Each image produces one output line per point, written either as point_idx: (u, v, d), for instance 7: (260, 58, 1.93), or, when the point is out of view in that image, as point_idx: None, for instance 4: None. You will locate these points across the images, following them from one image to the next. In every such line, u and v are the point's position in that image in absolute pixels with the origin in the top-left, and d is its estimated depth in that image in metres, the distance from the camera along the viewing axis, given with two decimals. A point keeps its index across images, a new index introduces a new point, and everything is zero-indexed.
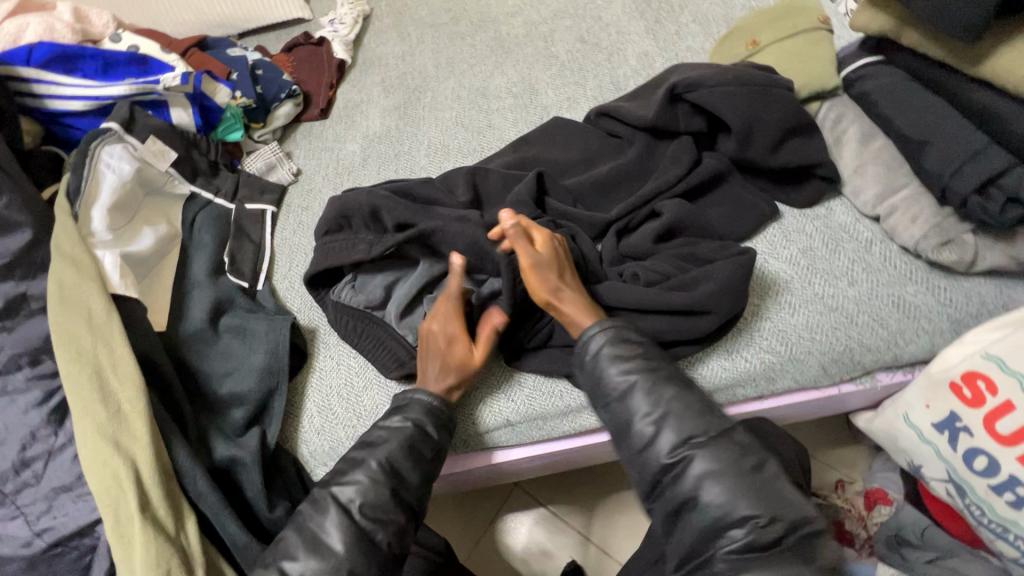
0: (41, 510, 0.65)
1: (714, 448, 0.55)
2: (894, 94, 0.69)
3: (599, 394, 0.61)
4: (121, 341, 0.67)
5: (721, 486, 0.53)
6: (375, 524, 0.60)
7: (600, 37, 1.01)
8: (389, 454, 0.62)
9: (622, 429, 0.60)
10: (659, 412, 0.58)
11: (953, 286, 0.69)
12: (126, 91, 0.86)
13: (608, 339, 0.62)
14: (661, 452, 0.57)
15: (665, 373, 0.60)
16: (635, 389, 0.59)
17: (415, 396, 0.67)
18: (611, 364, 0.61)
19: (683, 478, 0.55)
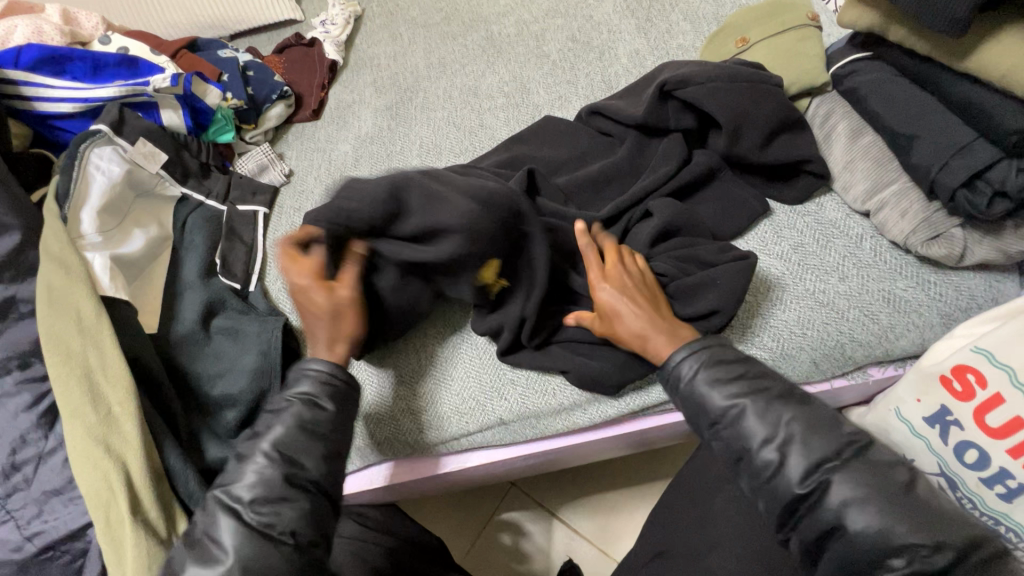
0: (31, 514, 0.65)
1: (850, 472, 0.51)
2: (881, 90, 0.69)
3: (702, 417, 0.57)
4: (111, 344, 0.66)
5: (871, 512, 0.50)
6: (272, 514, 0.54)
7: (592, 36, 1.01)
8: (275, 442, 0.58)
9: (737, 451, 0.56)
10: (782, 435, 0.53)
11: (944, 280, 0.69)
12: (115, 93, 0.86)
13: (703, 362, 0.58)
14: (791, 481, 0.53)
15: (776, 393, 0.56)
16: (746, 412, 0.55)
17: (308, 368, 0.63)
18: (712, 388, 0.57)
19: (823, 506, 0.51)
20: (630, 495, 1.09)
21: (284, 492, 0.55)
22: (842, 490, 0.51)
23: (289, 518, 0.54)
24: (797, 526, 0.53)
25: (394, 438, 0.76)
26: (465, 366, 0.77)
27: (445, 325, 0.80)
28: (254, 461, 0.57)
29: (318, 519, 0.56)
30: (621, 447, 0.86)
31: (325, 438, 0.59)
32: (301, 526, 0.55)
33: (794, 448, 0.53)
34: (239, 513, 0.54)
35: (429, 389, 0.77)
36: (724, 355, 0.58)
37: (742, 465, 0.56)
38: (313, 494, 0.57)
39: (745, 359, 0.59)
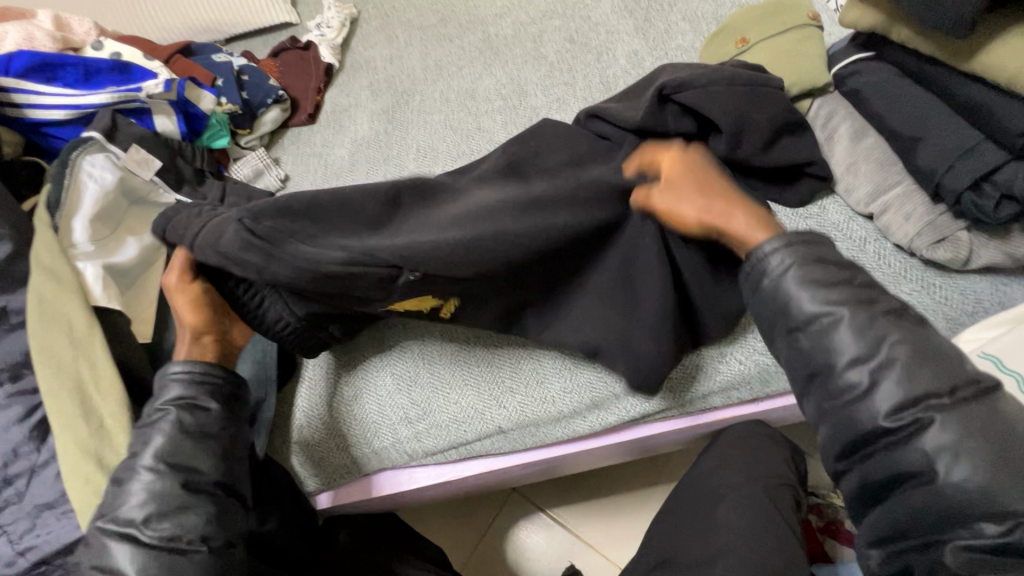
0: (24, 528, 0.64)
1: (951, 417, 0.45)
2: (884, 91, 0.68)
3: (781, 320, 0.52)
4: (104, 355, 0.66)
5: (970, 464, 0.45)
6: (173, 528, 0.54)
7: (590, 37, 1.00)
8: (158, 454, 0.56)
9: (815, 368, 0.50)
10: (879, 358, 0.48)
11: (950, 284, 0.68)
12: (107, 100, 0.85)
13: (795, 259, 0.51)
14: (878, 413, 0.47)
15: (881, 308, 0.49)
16: (838, 322, 0.49)
17: (170, 373, 0.60)
18: (802, 289, 0.50)
19: (911, 446, 0.46)
20: (633, 501, 1.08)
21: (183, 501, 0.55)
22: (938, 434, 0.46)
23: (193, 525, 0.54)
24: (864, 460, 0.49)
25: (390, 447, 0.75)
26: (463, 374, 0.76)
27: (441, 331, 0.78)
28: (138, 478, 0.55)
29: (220, 522, 0.56)
30: (622, 454, 0.85)
31: (211, 441, 0.58)
32: (211, 531, 0.55)
33: (891, 378, 0.47)
34: (135, 535, 0.53)
35: (427, 397, 0.76)
36: (824, 256, 0.51)
37: (816, 384, 0.50)
38: (215, 497, 0.57)
39: (849, 266, 0.52)
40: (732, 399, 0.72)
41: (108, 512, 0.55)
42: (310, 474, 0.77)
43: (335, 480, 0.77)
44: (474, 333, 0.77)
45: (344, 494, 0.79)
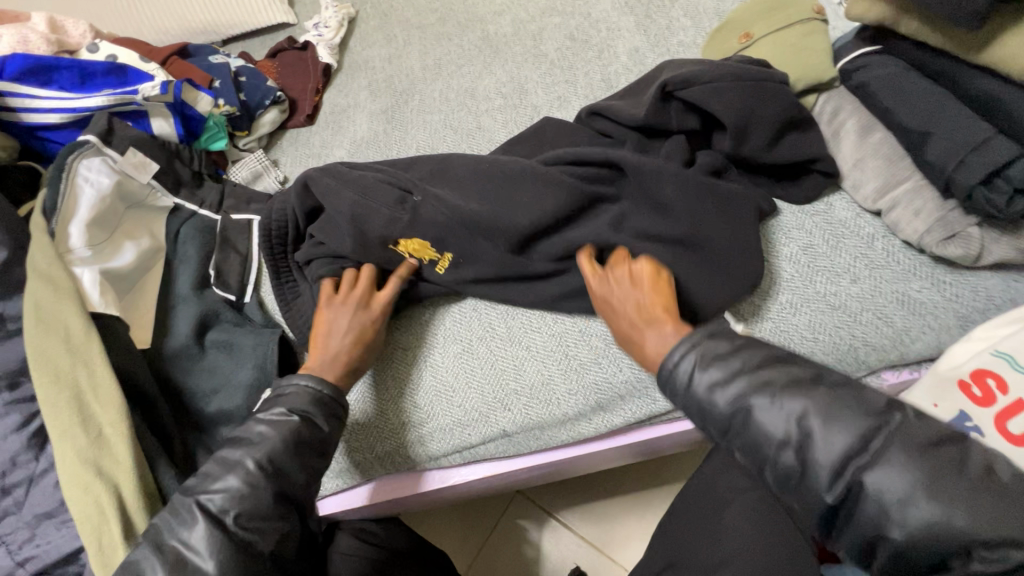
0: (23, 539, 0.63)
1: (881, 469, 0.45)
2: (892, 84, 0.66)
3: (710, 425, 0.53)
4: (101, 362, 0.64)
5: (923, 505, 0.43)
6: (256, 534, 0.55)
7: (590, 34, 0.99)
8: (270, 453, 0.57)
9: (758, 458, 0.51)
10: (798, 435, 0.48)
11: (960, 281, 0.67)
12: (102, 103, 0.84)
13: (696, 359, 0.54)
14: (821, 488, 0.47)
15: (784, 381, 0.50)
16: (754, 409, 0.50)
17: (298, 384, 0.62)
18: (712, 392, 0.52)
19: (863, 505, 0.45)
20: (638, 503, 1.07)
21: (277, 509, 0.56)
22: (880, 485, 0.45)
23: (269, 538, 0.55)
24: (841, 533, 0.48)
25: (394, 452, 0.74)
26: (466, 377, 0.75)
27: (444, 333, 0.77)
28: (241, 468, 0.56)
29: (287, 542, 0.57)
30: (627, 456, 0.84)
31: (312, 459, 0.59)
32: (280, 548, 0.56)
33: (815, 450, 0.47)
34: (224, 525, 0.54)
35: (430, 400, 0.75)
36: (721, 350, 0.53)
37: (766, 472, 0.50)
38: (293, 515, 0.58)
39: (742, 348, 0.53)
40: None
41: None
42: None
43: (339, 485, 0.77)
44: (478, 334, 0.76)
45: (345, 501, 0.79)
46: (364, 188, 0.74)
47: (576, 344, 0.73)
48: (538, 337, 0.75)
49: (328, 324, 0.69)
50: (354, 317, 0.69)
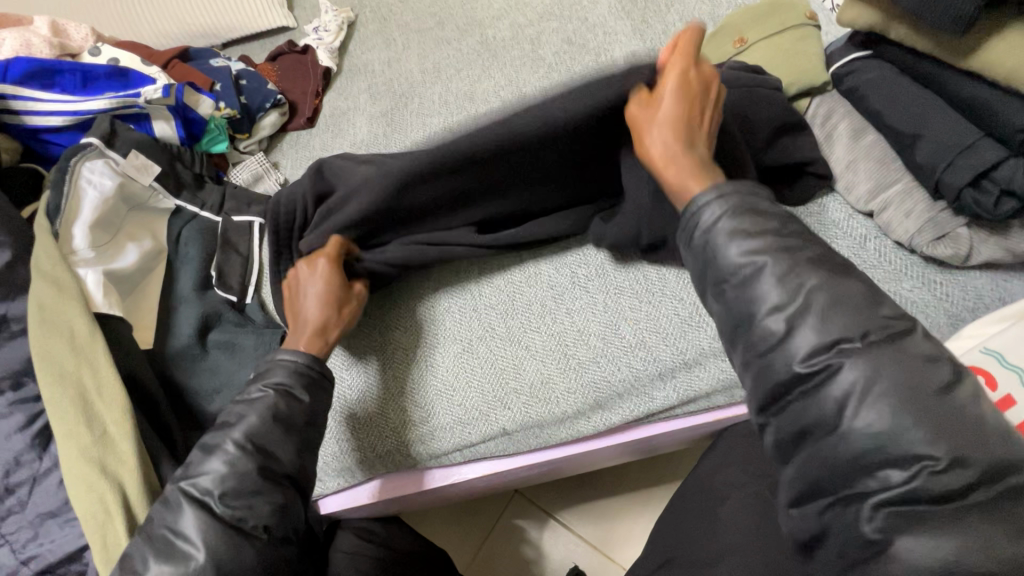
0: (27, 538, 0.63)
1: (866, 360, 0.45)
2: (883, 89, 0.68)
3: (711, 273, 0.52)
4: (106, 361, 0.65)
5: (881, 409, 0.44)
6: (242, 513, 0.55)
7: (587, 39, 1.00)
8: (247, 432, 0.58)
9: (742, 319, 0.50)
10: (798, 303, 0.47)
11: (949, 281, 0.69)
12: (104, 106, 0.85)
13: (724, 208, 0.52)
14: (794, 358, 0.47)
15: (808, 255, 0.49)
16: (762, 272, 0.49)
17: (279, 359, 0.63)
18: (727, 241, 0.51)
19: (824, 391, 0.46)
20: (636, 502, 1.08)
21: (258, 485, 0.56)
22: (854, 375, 0.45)
23: (262, 512, 0.55)
24: (781, 412, 0.49)
25: (396, 451, 0.75)
26: (466, 376, 0.75)
27: (444, 333, 0.78)
28: (224, 450, 0.57)
29: (286, 515, 0.57)
30: (625, 454, 0.85)
31: (297, 430, 0.60)
32: (274, 521, 0.56)
33: (806, 326, 0.47)
34: (209, 506, 0.55)
35: (430, 399, 0.75)
36: (752, 206, 0.52)
37: (743, 336, 0.50)
38: (287, 488, 0.58)
39: (776, 213, 0.52)
40: (735, 399, 0.73)
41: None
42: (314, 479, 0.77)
43: (340, 484, 0.77)
44: (477, 334, 0.77)
45: (346, 500, 0.79)
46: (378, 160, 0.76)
47: (575, 344, 0.74)
48: (537, 337, 0.76)
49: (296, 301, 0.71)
50: (310, 281, 0.70)
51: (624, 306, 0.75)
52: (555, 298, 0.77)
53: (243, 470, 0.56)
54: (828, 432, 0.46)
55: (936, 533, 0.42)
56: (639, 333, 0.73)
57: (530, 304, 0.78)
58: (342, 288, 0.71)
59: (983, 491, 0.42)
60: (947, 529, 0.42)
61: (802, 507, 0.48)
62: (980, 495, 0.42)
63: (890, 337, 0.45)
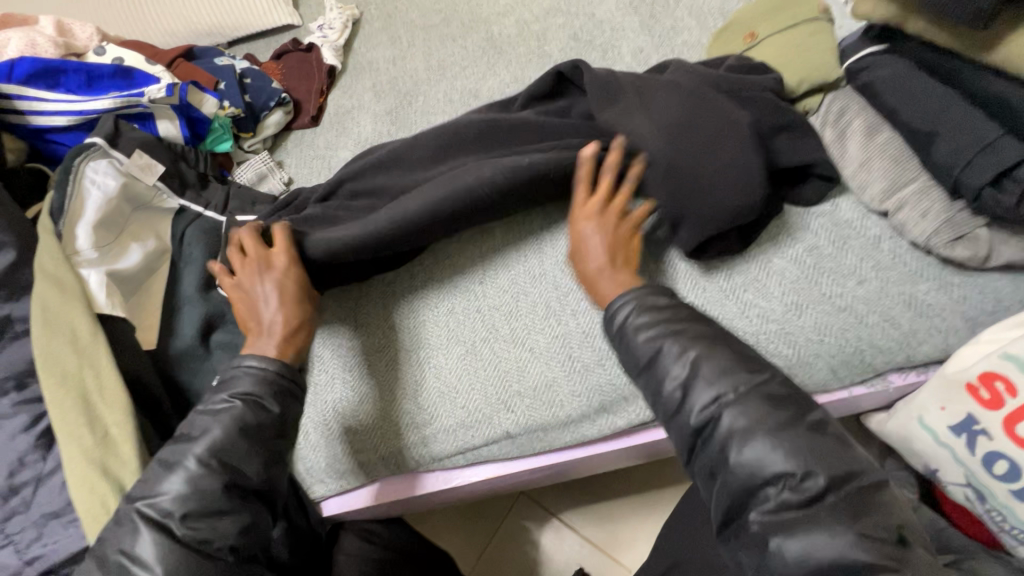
0: (31, 538, 0.64)
1: (741, 407, 0.52)
2: (900, 84, 0.66)
3: (629, 361, 0.59)
4: (107, 363, 0.65)
5: (754, 442, 0.51)
6: (204, 535, 0.54)
7: (594, 35, 0.98)
8: (211, 447, 0.56)
9: (651, 389, 0.58)
10: (687, 372, 0.55)
11: (968, 283, 0.66)
12: (110, 105, 0.85)
13: (635, 306, 0.59)
14: (691, 413, 0.54)
15: (693, 333, 0.56)
16: (663, 352, 0.56)
17: (243, 367, 0.61)
18: (637, 332, 0.58)
19: (714, 437, 0.53)
20: (642, 504, 1.07)
21: (222, 506, 0.55)
22: (733, 420, 0.52)
23: (226, 532, 0.54)
24: (694, 459, 0.55)
25: (400, 452, 0.74)
26: (469, 378, 0.74)
27: (448, 334, 0.77)
28: (184, 467, 0.55)
29: (252, 534, 0.56)
30: (631, 457, 0.84)
31: (268, 443, 0.58)
32: (241, 542, 0.55)
33: (694, 387, 0.54)
34: (170, 530, 0.53)
35: (433, 401, 0.74)
36: (655, 301, 0.59)
37: (655, 402, 0.57)
38: (254, 503, 0.57)
39: (671, 302, 0.59)
40: None
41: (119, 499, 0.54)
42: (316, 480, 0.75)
43: (343, 485, 0.77)
44: (481, 336, 0.76)
45: (351, 502, 0.79)
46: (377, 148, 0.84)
47: (580, 346, 0.73)
48: (541, 339, 0.74)
49: (245, 301, 0.67)
50: (262, 282, 0.67)
51: None
52: (560, 299, 0.76)
53: (214, 493, 0.54)
54: (720, 470, 0.52)
55: (805, 535, 0.48)
56: None
57: (534, 305, 0.76)
58: (303, 285, 0.69)
59: (837, 491, 0.49)
60: (814, 528, 0.48)
61: (723, 540, 0.53)
62: (833, 497, 0.49)
63: (756, 385, 0.53)
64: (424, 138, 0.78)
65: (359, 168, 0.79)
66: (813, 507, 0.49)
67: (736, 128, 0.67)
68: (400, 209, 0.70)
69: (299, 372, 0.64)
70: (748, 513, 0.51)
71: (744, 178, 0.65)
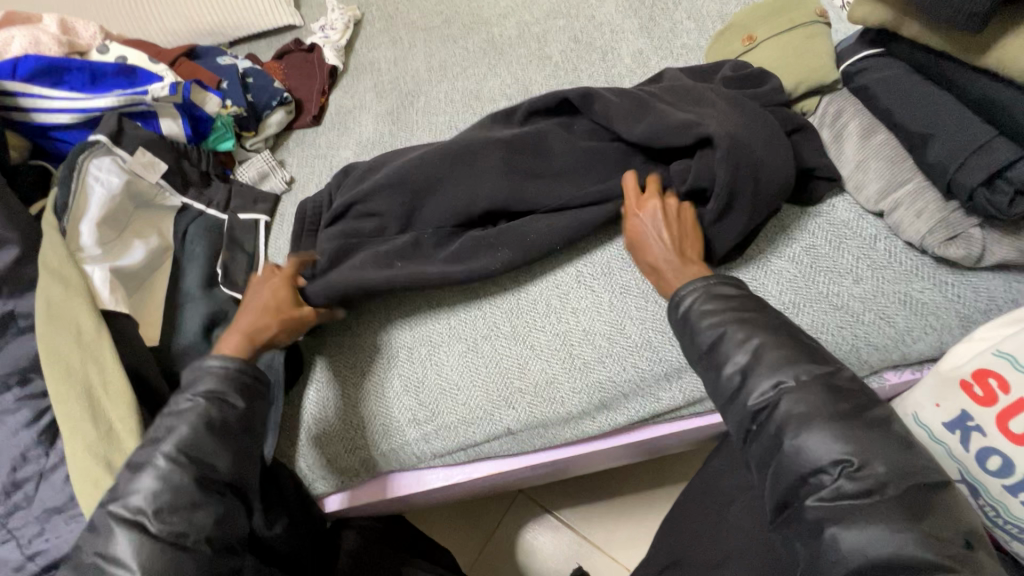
0: (33, 533, 0.64)
1: (802, 394, 0.53)
2: (895, 87, 0.67)
3: (692, 347, 0.61)
4: (111, 358, 0.65)
5: (812, 430, 0.51)
6: (179, 527, 0.53)
7: (594, 37, 1.00)
8: (178, 443, 0.56)
9: (712, 376, 0.59)
10: (748, 359, 0.56)
11: (962, 282, 0.68)
12: (114, 103, 0.85)
13: (701, 294, 0.61)
14: (749, 398, 0.55)
15: (759, 321, 0.58)
16: (726, 338, 0.58)
17: (206, 366, 0.61)
18: (701, 318, 0.60)
19: (770, 422, 0.54)
20: (641, 504, 1.07)
21: (196, 498, 0.55)
22: (792, 408, 0.53)
23: (202, 524, 0.54)
24: (750, 442, 0.56)
25: (401, 449, 0.75)
26: (471, 374, 0.75)
27: (450, 331, 0.78)
28: (153, 465, 0.55)
29: (226, 524, 0.56)
30: (629, 455, 0.85)
31: (233, 439, 0.58)
32: (217, 532, 0.55)
33: (755, 373, 0.55)
34: (143, 525, 0.53)
35: (434, 398, 0.75)
36: (721, 291, 0.61)
37: (716, 387, 0.59)
38: (223, 495, 0.57)
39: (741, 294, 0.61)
40: None
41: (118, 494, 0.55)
42: (317, 477, 0.75)
43: (342, 483, 0.77)
44: (483, 333, 0.77)
45: (352, 498, 0.78)
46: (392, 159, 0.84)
47: (580, 344, 0.74)
48: (543, 337, 0.75)
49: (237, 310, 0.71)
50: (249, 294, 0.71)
51: (629, 306, 0.74)
52: (561, 297, 0.77)
53: (185, 488, 0.54)
54: (773, 456, 0.53)
55: (860, 526, 0.48)
56: (645, 332, 0.73)
57: (534, 303, 0.77)
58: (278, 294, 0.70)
59: (897, 486, 0.49)
60: (871, 519, 0.48)
61: (776, 526, 0.55)
62: (893, 491, 0.49)
63: (820, 374, 0.54)
64: (439, 153, 0.78)
65: (370, 188, 0.78)
66: (871, 498, 0.49)
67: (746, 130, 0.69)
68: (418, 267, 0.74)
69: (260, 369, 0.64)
70: (803, 499, 0.52)
71: (768, 177, 0.68)
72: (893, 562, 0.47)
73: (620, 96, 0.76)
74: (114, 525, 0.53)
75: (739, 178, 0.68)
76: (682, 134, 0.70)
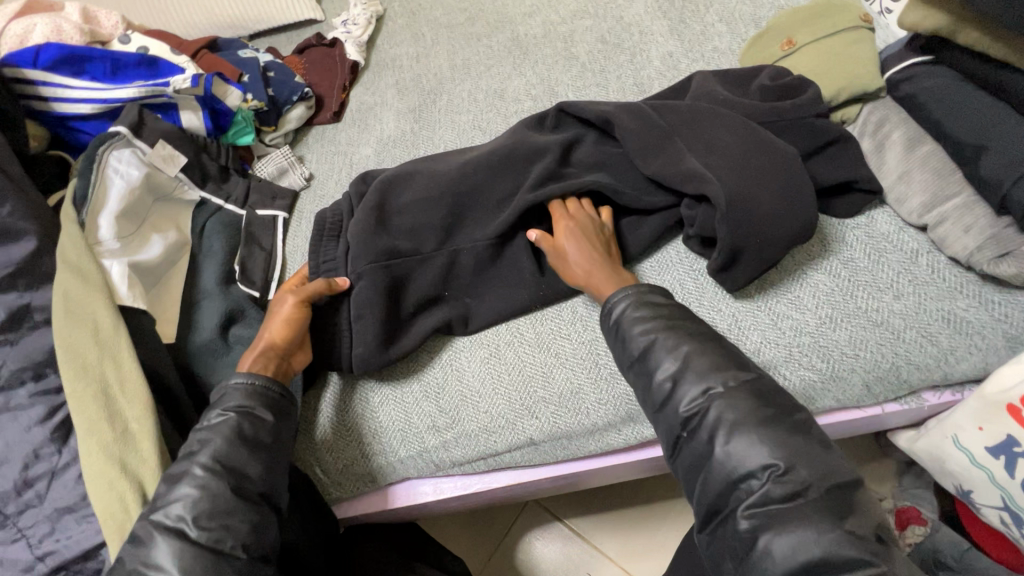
0: (44, 532, 0.62)
1: (731, 400, 0.52)
2: (946, 98, 0.66)
3: (623, 355, 0.60)
4: (129, 356, 0.64)
5: (742, 434, 0.51)
6: (219, 532, 0.52)
7: (622, 38, 0.97)
8: (214, 453, 0.55)
9: (643, 383, 0.58)
10: (678, 366, 0.56)
11: (1010, 301, 0.65)
12: (135, 94, 0.83)
13: (632, 301, 0.61)
14: (679, 405, 0.55)
15: (688, 331, 0.58)
16: (656, 345, 0.57)
17: (232, 385, 0.61)
18: (633, 325, 0.59)
19: (701, 428, 0.53)
20: (655, 516, 1.05)
21: (233, 505, 0.54)
22: (725, 411, 0.52)
23: (238, 531, 0.53)
24: (678, 452, 0.55)
25: (420, 456, 0.73)
26: (493, 381, 0.73)
27: (473, 337, 0.76)
28: (191, 475, 0.54)
29: (262, 532, 0.55)
30: (649, 470, 0.82)
31: (263, 449, 0.58)
32: (253, 539, 0.54)
33: (685, 379, 0.55)
34: (184, 533, 0.52)
35: (454, 405, 0.73)
36: (650, 297, 0.61)
37: (646, 395, 0.58)
38: (259, 504, 0.55)
39: (682, 316, 0.60)
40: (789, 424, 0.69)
41: (158, 505, 0.54)
42: (332, 482, 0.74)
43: (359, 492, 0.74)
44: (506, 339, 0.75)
45: (365, 506, 0.76)
46: (421, 166, 0.80)
47: (606, 353, 0.72)
48: (568, 345, 0.73)
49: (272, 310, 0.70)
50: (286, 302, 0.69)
51: None
52: (587, 305, 0.75)
53: (224, 495, 0.54)
54: (704, 464, 0.52)
55: (790, 531, 0.47)
56: None
57: (560, 311, 0.76)
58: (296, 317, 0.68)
59: (820, 491, 0.48)
60: (795, 522, 0.47)
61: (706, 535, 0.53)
62: (816, 493, 0.48)
63: (746, 380, 0.54)
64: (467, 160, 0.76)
65: (412, 200, 0.76)
66: (796, 501, 0.48)
67: (776, 149, 0.68)
68: (447, 303, 0.76)
69: (287, 388, 0.64)
70: (733, 508, 0.50)
71: (795, 207, 0.66)
72: (819, 567, 0.45)
73: (638, 122, 0.72)
74: (141, 539, 0.52)
75: (742, 235, 0.65)
76: (683, 185, 0.68)
